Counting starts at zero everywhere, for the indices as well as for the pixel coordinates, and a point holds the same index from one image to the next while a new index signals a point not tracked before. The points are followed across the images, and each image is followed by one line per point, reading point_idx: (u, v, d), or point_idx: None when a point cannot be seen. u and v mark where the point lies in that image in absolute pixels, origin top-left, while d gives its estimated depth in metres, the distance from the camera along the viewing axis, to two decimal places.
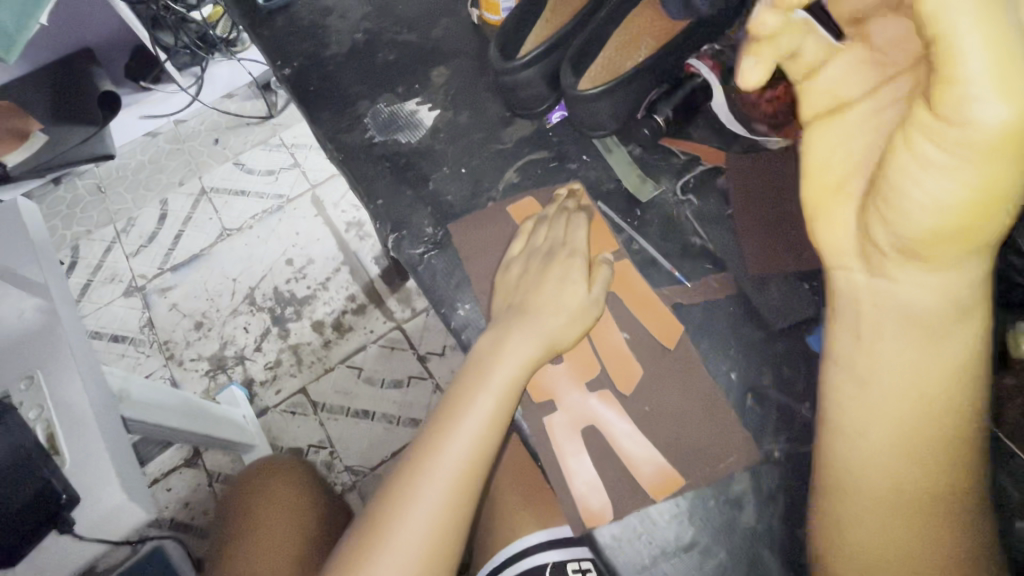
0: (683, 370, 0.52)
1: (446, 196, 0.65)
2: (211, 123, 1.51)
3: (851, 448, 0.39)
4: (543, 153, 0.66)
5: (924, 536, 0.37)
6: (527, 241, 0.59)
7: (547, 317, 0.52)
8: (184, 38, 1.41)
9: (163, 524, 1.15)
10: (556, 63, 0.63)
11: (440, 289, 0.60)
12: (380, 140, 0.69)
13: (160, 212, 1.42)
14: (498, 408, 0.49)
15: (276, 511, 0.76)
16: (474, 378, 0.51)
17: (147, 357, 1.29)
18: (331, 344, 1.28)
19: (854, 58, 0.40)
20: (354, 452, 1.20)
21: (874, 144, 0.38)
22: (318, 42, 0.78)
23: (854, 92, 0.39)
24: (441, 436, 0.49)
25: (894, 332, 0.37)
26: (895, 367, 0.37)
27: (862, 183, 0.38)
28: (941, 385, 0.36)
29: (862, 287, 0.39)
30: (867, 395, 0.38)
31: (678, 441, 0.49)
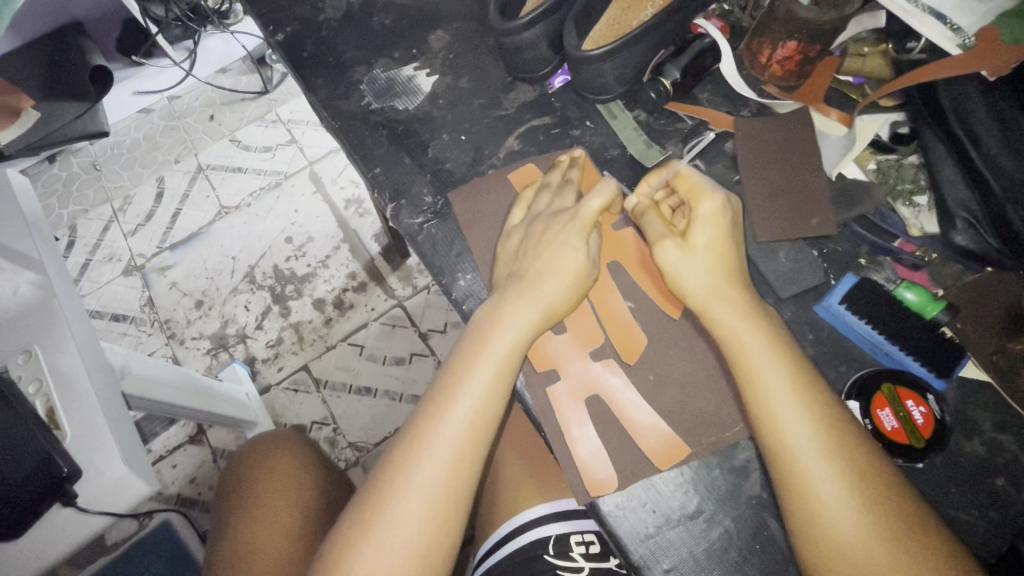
0: (690, 338, 0.51)
1: (446, 164, 0.63)
2: (207, 99, 1.47)
3: (780, 473, 0.43)
4: (546, 120, 0.64)
5: (865, 534, 0.39)
6: (528, 208, 0.57)
7: (548, 284, 0.51)
8: (175, 10, 1.29)
9: (170, 499, 1.16)
10: (561, 22, 0.60)
11: (441, 259, 0.59)
12: (377, 108, 0.67)
13: (156, 190, 1.40)
14: (497, 378, 0.48)
15: (276, 486, 0.76)
16: (472, 348, 0.50)
17: (149, 336, 1.29)
18: (332, 321, 1.28)
19: (707, 214, 0.50)
20: (357, 428, 1.21)
21: (713, 264, 0.49)
22: (312, 6, 0.75)
23: (705, 236, 0.49)
24: (439, 407, 0.48)
25: (765, 370, 0.45)
26: (778, 394, 0.44)
27: (711, 291, 0.48)
28: (815, 400, 0.43)
29: (749, 342, 0.46)
30: (774, 422, 0.43)
31: (684, 409, 0.49)
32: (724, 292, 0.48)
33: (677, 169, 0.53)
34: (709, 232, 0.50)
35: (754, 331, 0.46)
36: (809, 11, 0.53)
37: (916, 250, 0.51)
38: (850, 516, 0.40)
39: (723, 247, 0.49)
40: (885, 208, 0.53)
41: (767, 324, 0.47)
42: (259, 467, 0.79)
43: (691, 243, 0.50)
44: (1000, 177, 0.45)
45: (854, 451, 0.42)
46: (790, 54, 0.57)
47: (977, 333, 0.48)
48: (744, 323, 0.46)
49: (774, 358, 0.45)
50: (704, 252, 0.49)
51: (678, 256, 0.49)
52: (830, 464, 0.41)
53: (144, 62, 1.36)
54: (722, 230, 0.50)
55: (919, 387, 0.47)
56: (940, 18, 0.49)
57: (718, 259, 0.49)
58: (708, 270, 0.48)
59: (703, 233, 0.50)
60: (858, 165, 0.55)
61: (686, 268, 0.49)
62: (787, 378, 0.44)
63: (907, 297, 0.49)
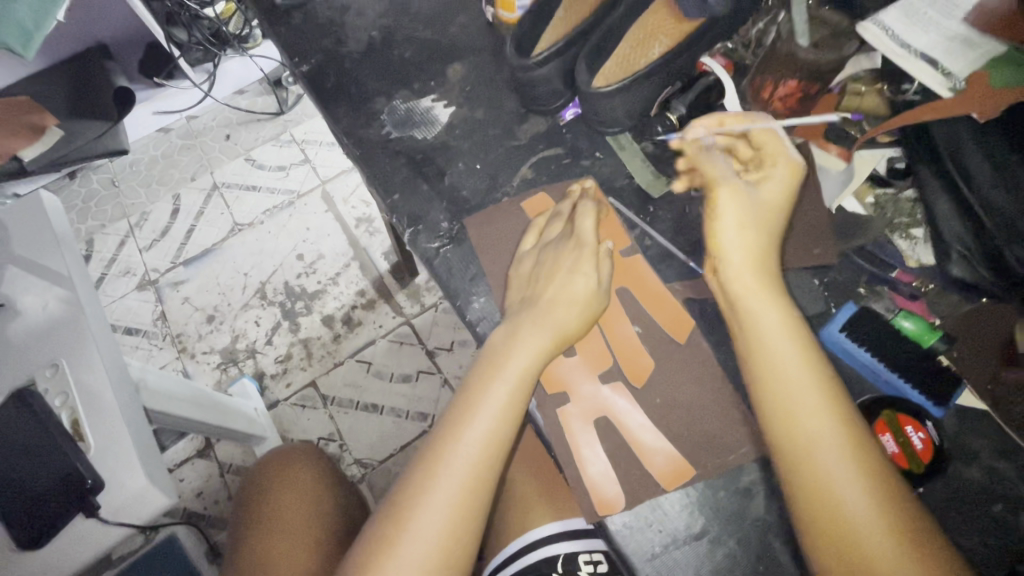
0: (696, 362, 0.53)
1: (462, 191, 0.66)
2: (223, 119, 1.53)
3: (798, 475, 0.43)
4: (557, 150, 0.67)
5: (875, 533, 0.40)
6: (539, 236, 0.59)
7: (558, 310, 0.53)
8: (197, 34, 1.36)
9: (176, 513, 1.17)
10: (574, 59, 0.64)
11: (457, 282, 0.61)
12: (396, 136, 0.70)
13: (172, 206, 1.45)
14: (511, 401, 0.50)
15: (290, 494, 0.78)
16: (488, 370, 0.52)
17: (160, 349, 1.31)
18: (341, 337, 1.30)
19: (779, 176, 0.53)
20: (363, 444, 1.22)
21: (762, 226, 0.51)
22: (336, 39, 0.80)
23: (771, 190, 0.53)
24: (457, 426, 0.50)
25: (789, 374, 0.46)
26: (804, 400, 0.45)
27: (753, 256, 0.50)
28: (829, 399, 0.45)
29: (770, 336, 0.48)
30: (796, 424, 0.44)
31: (689, 432, 0.50)
32: (764, 259, 0.51)
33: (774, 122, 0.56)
34: (771, 188, 0.53)
35: (775, 327, 0.48)
36: (809, 54, 0.58)
37: (913, 281, 0.54)
38: (860, 515, 0.40)
39: (777, 206, 0.53)
40: (883, 240, 0.56)
41: (791, 319, 0.49)
42: (276, 475, 0.82)
43: (756, 196, 0.52)
44: (995, 213, 0.47)
45: (871, 456, 0.43)
46: (791, 91, 0.62)
47: (974, 363, 0.49)
48: (769, 329, 0.48)
49: (793, 358, 0.46)
50: (762, 206, 0.52)
51: (740, 207, 0.52)
52: (839, 461, 0.42)
53: (166, 83, 1.41)
54: (781, 190, 0.53)
55: (918, 413, 0.48)
56: (932, 62, 0.51)
57: (771, 215, 0.52)
58: (757, 231, 0.51)
59: (766, 189, 0.53)
60: (857, 199, 0.58)
61: (742, 218, 0.51)
62: (813, 385, 0.45)
63: (905, 326, 0.52)
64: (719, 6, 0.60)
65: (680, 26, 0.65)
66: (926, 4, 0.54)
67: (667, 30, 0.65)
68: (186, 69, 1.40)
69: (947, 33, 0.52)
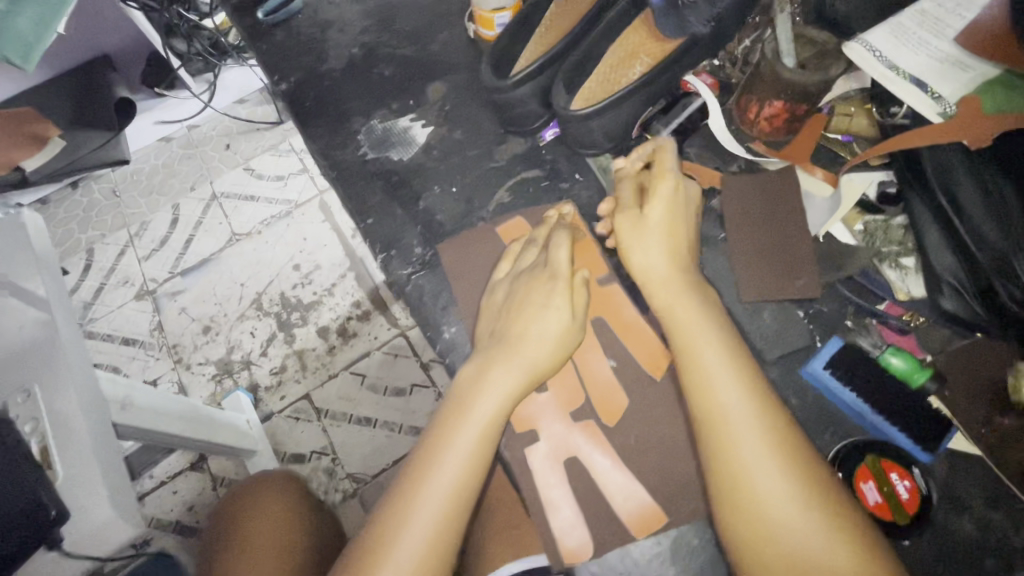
0: (671, 401, 0.50)
1: (437, 216, 0.64)
2: (224, 128, 1.51)
3: (730, 490, 0.41)
4: (536, 173, 0.65)
5: (811, 538, 0.38)
6: (512, 264, 0.57)
7: (530, 345, 0.50)
8: (197, 45, 1.36)
9: (169, 526, 1.16)
10: (552, 79, 0.62)
11: (428, 311, 0.59)
12: (373, 157, 0.69)
13: (171, 217, 1.44)
14: (480, 446, 0.47)
15: (269, 505, 0.80)
16: (456, 411, 0.49)
17: (157, 360, 1.31)
18: (335, 349, 1.29)
19: (666, 194, 0.53)
20: (356, 458, 1.20)
21: (658, 245, 0.51)
22: (318, 56, 0.79)
23: (657, 210, 0.52)
24: (422, 471, 0.46)
25: (720, 385, 0.44)
26: (735, 414, 0.43)
27: (652, 272, 0.51)
28: (759, 400, 0.44)
29: (696, 339, 0.47)
30: (730, 438, 0.42)
31: (662, 476, 0.48)
32: (664, 268, 0.51)
33: (659, 141, 0.56)
34: (662, 209, 0.52)
35: (705, 331, 0.47)
36: (794, 73, 0.53)
37: (903, 314, 0.51)
38: (792, 518, 0.39)
39: (673, 225, 0.52)
40: (871, 270, 0.53)
41: (714, 321, 0.48)
42: (259, 487, 0.84)
43: (644, 219, 0.52)
44: (985, 251, 0.45)
45: (802, 458, 0.42)
46: (777, 112, 0.58)
47: (966, 404, 0.46)
48: (703, 341, 0.46)
49: (720, 359, 0.46)
50: (655, 228, 0.52)
51: (630, 232, 0.53)
52: (770, 465, 0.41)
53: (166, 93, 1.40)
54: (671, 211, 0.53)
55: (904, 460, 0.45)
56: (921, 85, 0.50)
57: (666, 235, 0.52)
58: (647, 251, 0.51)
59: (657, 210, 0.52)
60: (846, 225, 0.55)
61: (629, 243, 0.52)
62: (745, 398, 0.44)
63: (892, 364, 0.48)
64: (700, 25, 0.58)
65: (660, 44, 0.61)
66: (916, 25, 0.53)
67: (649, 48, 0.61)
68: (186, 79, 1.40)
69: (938, 54, 0.51)
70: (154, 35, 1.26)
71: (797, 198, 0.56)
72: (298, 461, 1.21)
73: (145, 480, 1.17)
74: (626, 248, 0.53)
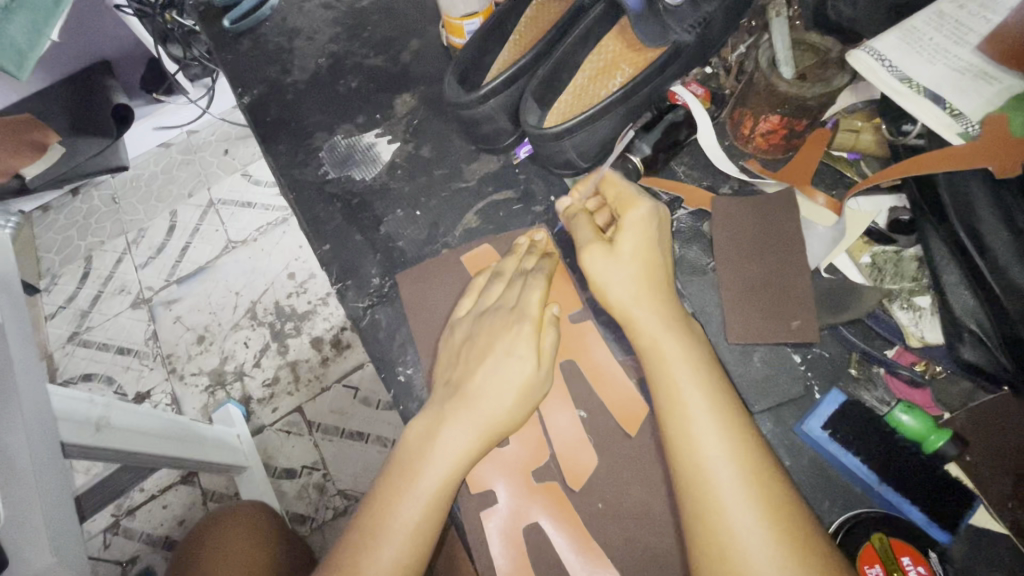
0: (646, 463, 0.44)
1: (399, 242, 0.59)
2: (222, 133, 1.31)
3: (711, 564, 0.35)
4: (507, 194, 0.60)
5: None
6: (475, 301, 0.50)
7: (487, 401, 0.43)
8: (195, 51, 1.15)
9: (157, 544, 0.99)
10: (522, 92, 0.56)
11: (384, 349, 0.54)
12: (334, 177, 0.64)
13: (168, 224, 1.24)
14: (425, 520, 0.39)
15: (235, 526, 0.74)
16: (401, 477, 0.41)
17: (151, 370, 1.13)
18: (328, 360, 1.10)
19: (641, 219, 0.47)
20: (348, 475, 1.02)
21: (638, 272, 0.45)
22: (283, 67, 0.74)
23: (631, 233, 0.47)
24: (357, 553, 0.38)
25: (704, 436, 0.38)
26: (721, 473, 0.37)
27: (636, 302, 0.44)
28: (752, 457, 0.37)
29: (680, 385, 0.41)
30: (713, 502, 0.36)
31: (634, 548, 0.42)
32: (642, 290, 0.45)
33: (605, 170, 0.52)
34: (637, 238, 0.47)
35: (691, 376, 0.41)
36: (790, 86, 0.46)
37: (916, 362, 0.44)
38: None
39: (649, 254, 0.46)
40: (880, 310, 0.46)
41: (700, 363, 0.42)
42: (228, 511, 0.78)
43: (616, 249, 0.46)
44: (1015, 299, 0.39)
45: (802, 529, 0.35)
46: (773, 128, 0.51)
47: (992, 473, 0.40)
48: (686, 382, 0.41)
49: (707, 407, 0.39)
50: (630, 259, 0.46)
51: (604, 264, 0.46)
52: (766, 537, 0.35)
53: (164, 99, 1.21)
54: (647, 237, 0.47)
55: (919, 542, 0.39)
56: (937, 100, 0.44)
57: (644, 267, 0.46)
58: (629, 275, 0.45)
59: (631, 239, 0.47)
60: (852, 257, 0.48)
61: (601, 277, 0.46)
62: (734, 455, 0.37)
63: (902, 422, 0.41)
64: (682, 32, 0.52)
65: (640, 52, 0.57)
66: (932, 27, 0.46)
67: (629, 58, 0.57)
68: (184, 84, 1.20)
69: (958, 64, 0.44)
70: (146, 35, 1.07)
71: (796, 227, 0.49)
72: (288, 477, 1.04)
73: (130, 493, 1.01)
74: (603, 284, 0.46)
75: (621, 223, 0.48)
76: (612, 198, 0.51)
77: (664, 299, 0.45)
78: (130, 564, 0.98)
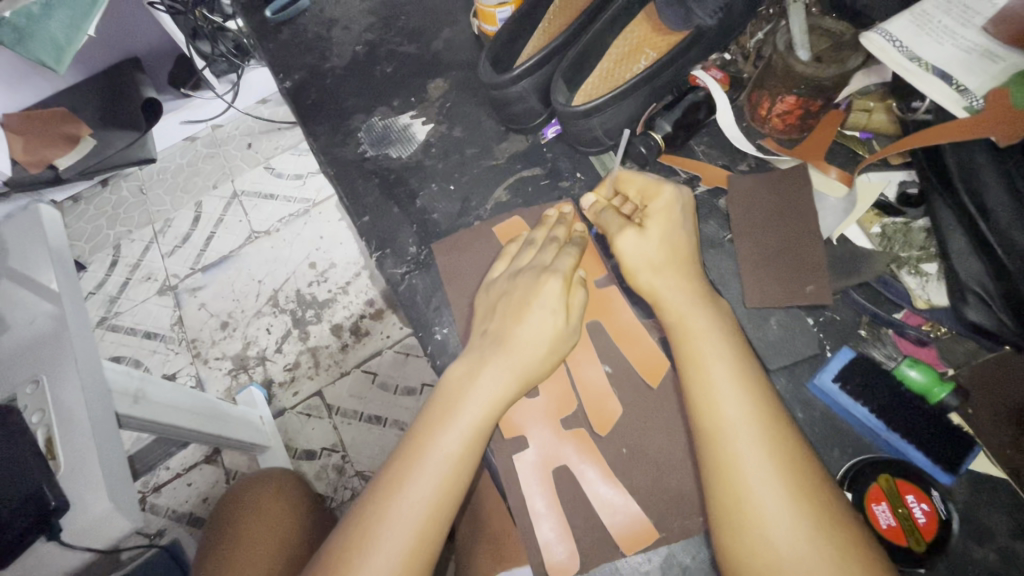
0: (668, 412, 0.48)
1: (433, 215, 0.63)
2: (246, 128, 1.36)
3: (725, 508, 0.39)
4: (536, 171, 0.64)
5: (812, 557, 0.36)
6: (509, 264, 0.54)
7: (522, 350, 0.47)
8: (221, 46, 1.21)
9: (182, 518, 1.03)
10: (552, 74, 0.60)
11: (420, 311, 0.58)
12: (372, 155, 0.68)
13: (194, 214, 1.29)
14: (465, 453, 0.43)
15: (257, 497, 0.76)
16: (443, 412, 0.45)
17: (175, 354, 1.17)
18: (348, 348, 1.14)
19: (668, 206, 0.51)
20: (366, 457, 1.06)
21: (666, 253, 0.49)
22: (321, 54, 0.78)
23: (655, 219, 0.51)
24: (400, 476, 0.42)
25: (726, 395, 0.42)
26: (740, 427, 0.40)
27: (659, 278, 0.48)
28: (766, 414, 0.41)
29: (704, 349, 0.44)
30: (731, 452, 0.40)
31: (656, 488, 0.46)
32: (670, 265, 0.49)
33: (618, 170, 0.55)
34: (663, 222, 0.50)
35: (714, 340, 0.44)
36: (806, 67, 0.49)
37: (923, 324, 0.48)
38: (795, 539, 0.37)
39: (676, 238, 0.50)
40: (888, 276, 0.49)
41: (724, 330, 0.46)
42: (241, 486, 0.80)
43: (647, 232, 0.50)
44: (1016, 257, 0.42)
45: (808, 478, 0.39)
46: (789, 108, 0.54)
47: (991, 423, 0.43)
48: (712, 349, 0.44)
49: (731, 370, 0.43)
50: (658, 240, 0.50)
51: (635, 243, 0.50)
52: (778, 484, 0.38)
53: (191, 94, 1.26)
54: (672, 222, 0.51)
55: (924, 482, 0.41)
56: (945, 77, 0.47)
57: (670, 248, 0.49)
58: (654, 254, 0.49)
59: (658, 224, 0.50)
60: (863, 228, 0.51)
61: (630, 258, 0.50)
62: (752, 414, 0.41)
63: (909, 376, 0.45)
64: (705, 17, 0.55)
65: (665, 36, 0.61)
66: (940, 11, 0.49)
67: (652, 42, 0.61)
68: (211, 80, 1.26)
69: (965, 44, 0.47)
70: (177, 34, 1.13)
71: (806, 197, 0.52)
72: (308, 458, 1.07)
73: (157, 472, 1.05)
74: (638, 262, 0.50)
75: (648, 211, 0.52)
76: (632, 195, 0.54)
77: (687, 274, 0.49)
78: (158, 536, 1.02)
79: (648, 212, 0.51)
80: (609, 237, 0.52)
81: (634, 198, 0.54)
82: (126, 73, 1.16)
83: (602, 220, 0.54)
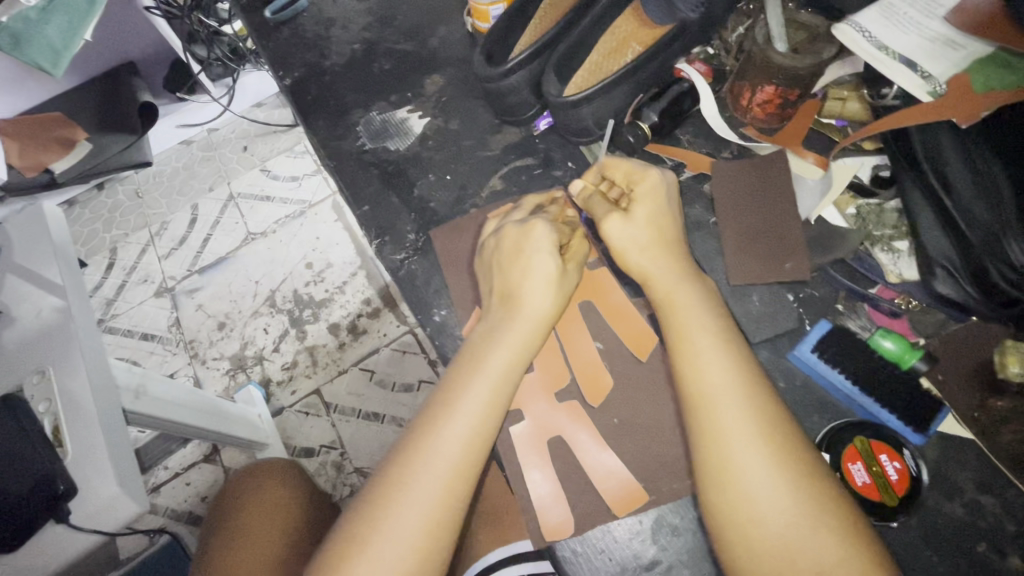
0: (655, 383, 0.50)
1: (431, 203, 0.65)
2: (241, 131, 1.37)
3: (709, 472, 0.41)
4: (529, 160, 0.66)
5: (793, 512, 0.38)
6: (500, 220, 0.57)
7: (527, 297, 0.49)
8: (217, 50, 1.24)
9: (181, 517, 1.03)
10: (543, 68, 0.63)
11: (420, 293, 0.60)
12: (371, 148, 0.71)
13: (190, 216, 1.31)
14: (491, 406, 0.45)
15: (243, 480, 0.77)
16: (466, 369, 0.46)
17: (172, 356, 1.19)
18: (345, 346, 1.16)
19: (653, 188, 0.53)
20: (364, 454, 1.08)
21: (650, 234, 0.52)
22: (320, 52, 0.81)
23: (642, 202, 0.53)
24: (426, 435, 0.43)
25: (711, 366, 0.44)
26: (726, 395, 0.43)
27: (644, 257, 0.51)
28: (750, 383, 0.43)
29: (691, 323, 0.47)
30: (719, 418, 0.42)
31: (644, 455, 0.48)
32: (654, 240, 0.51)
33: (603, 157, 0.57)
34: (648, 205, 0.53)
35: (701, 314, 0.47)
36: (784, 58, 0.51)
37: (895, 297, 0.51)
38: (775, 498, 0.39)
39: (661, 220, 0.52)
40: (862, 252, 0.52)
41: (710, 305, 0.48)
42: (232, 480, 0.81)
43: (632, 215, 0.52)
44: (976, 228, 0.45)
45: (789, 440, 0.41)
46: (768, 98, 0.57)
47: (957, 387, 0.45)
48: (699, 323, 0.46)
49: (716, 342, 0.45)
50: (643, 223, 0.52)
51: (621, 226, 0.52)
52: (761, 446, 0.40)
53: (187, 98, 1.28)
54: (657, 206, 0.53)
55: (895, 442, 0.45)
56: (911, 65, 0.50)
57: (655, 232, 0.52)
58: (638, 235, 0.51)
59: (643, 208, 0.52)
60: (838, 209, 0.54)
61: (616, 239, 0.52)
62: (738, 383, 0.43)
63: (884, 346, 0.47)
64: (687, 11, 0.58)
65: (651, 30, 0.63)
66: (907, 4, 0.53)
67: (639, 35, 0.63)
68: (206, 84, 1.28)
69: (928, 34, 0.51)
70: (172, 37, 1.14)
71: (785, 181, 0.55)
72: (306, 456, 1.09)
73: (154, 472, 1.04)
74: (625, 244, 0.51)
75: (634, 195, 0.54)
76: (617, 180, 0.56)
77: (670, 247, 0.51)
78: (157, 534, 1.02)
79: (635, 196, 0.53)
80: (596, 220, 0.54)
81: (619, 182, 0.56)
82: (123, 78, 1.18)
83: (590, 204, 0.56)
